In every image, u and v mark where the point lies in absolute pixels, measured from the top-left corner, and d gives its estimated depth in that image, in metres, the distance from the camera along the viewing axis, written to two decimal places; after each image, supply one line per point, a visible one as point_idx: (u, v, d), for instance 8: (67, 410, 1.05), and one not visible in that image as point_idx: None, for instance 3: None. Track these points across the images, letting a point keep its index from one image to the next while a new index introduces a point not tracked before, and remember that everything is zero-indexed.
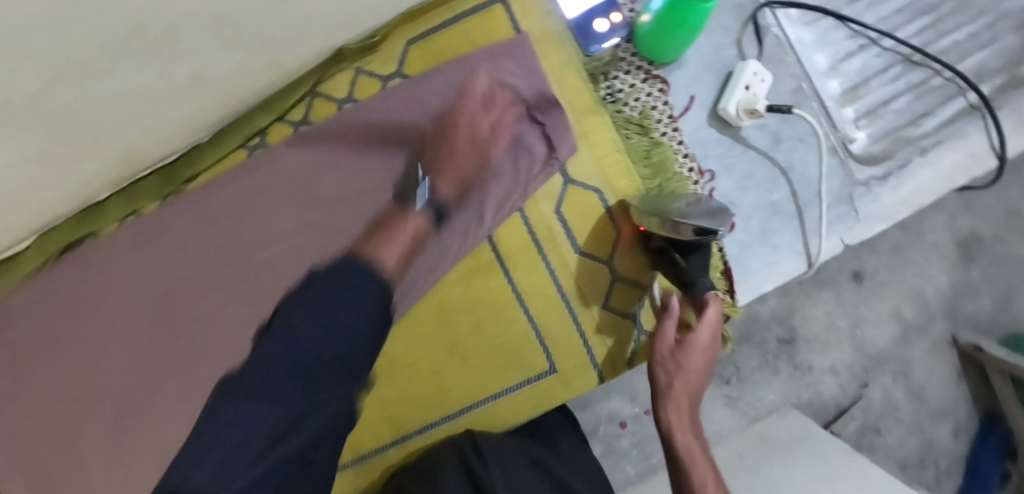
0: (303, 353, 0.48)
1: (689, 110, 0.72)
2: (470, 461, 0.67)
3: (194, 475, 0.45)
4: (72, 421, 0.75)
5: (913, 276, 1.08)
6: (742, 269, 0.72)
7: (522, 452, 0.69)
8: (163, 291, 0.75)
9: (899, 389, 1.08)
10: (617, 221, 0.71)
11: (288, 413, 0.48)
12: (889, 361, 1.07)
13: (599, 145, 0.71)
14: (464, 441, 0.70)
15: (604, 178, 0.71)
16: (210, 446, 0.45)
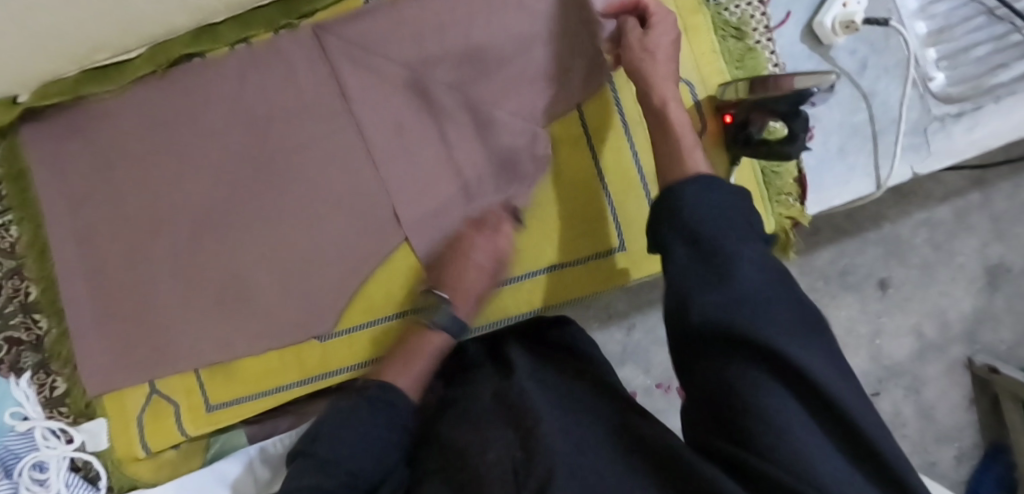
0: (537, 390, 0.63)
1: (785, 24, 0.76)
2: (504, 385, 0.64)
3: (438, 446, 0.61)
4: (148, 232, 0.78)
5: (936, 294, 1.38)
6: (815, 181, 0.76)
7: (552, 377, 0.66)
8: (260, 124, 0.78)
9: (911, 405, 1.38)
10: (703, 113, 0.75)
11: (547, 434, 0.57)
12: (904, 376, 1.38)
13: (697, 42, 0.75)
14: (497, 376, 0.67)
15: (697, 74, 0.75)
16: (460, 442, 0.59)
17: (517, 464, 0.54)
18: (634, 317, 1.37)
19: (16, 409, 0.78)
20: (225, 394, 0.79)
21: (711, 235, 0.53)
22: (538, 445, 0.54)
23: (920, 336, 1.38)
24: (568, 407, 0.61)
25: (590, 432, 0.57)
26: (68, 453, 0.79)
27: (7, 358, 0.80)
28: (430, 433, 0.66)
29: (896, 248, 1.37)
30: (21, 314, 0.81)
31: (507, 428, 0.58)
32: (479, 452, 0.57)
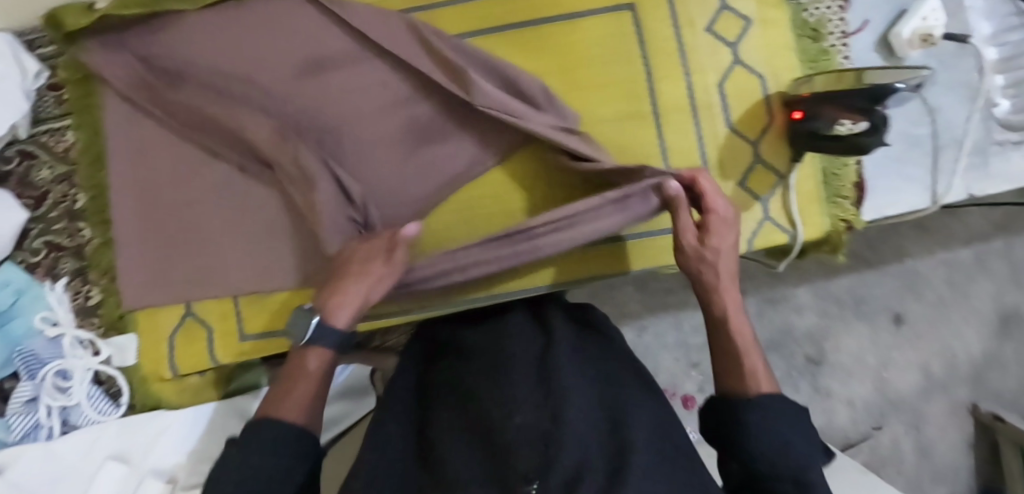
0: (578, 372, 0.60)
1: (861, 32, 0.77)
2: (543, 357, 0.61)
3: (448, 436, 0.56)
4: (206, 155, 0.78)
5: (948, 335, 1.39)
6: (872, 188, 0.77)
7: (589, 366, 0.63)
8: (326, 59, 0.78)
9: (910, 441, 1.37)
10: (770, 109, 0.76)
11: (591, 414, 0.54)
12: (905, 412, 1.37)
13: (774, 38, 0.76)
14: (534, 347, 0.63)
15: (770, 69, 0.76)
16: (491, 406, 0.55)
17: (544, 434, 0.50)
18: (646, 319, 1.35)
19: (47, 313, 0.78)
20: (260, 324, 0.79)
21: (782, 417, 0.57)
22: (568, 423, 0.51)
23: (928, 373, 1.39)
24: (602, 401, 0.58)
25: (625, 425, 0.54)
26: (93, 366, 0.78)
27: (44, 262, 0.80)
28: (444, 396, 0.62)
29: (913, 283, 1.38)
30: (66, 220, 0.81)
31: (538, 395, 0.55)
32: (506, 414, 0.53)
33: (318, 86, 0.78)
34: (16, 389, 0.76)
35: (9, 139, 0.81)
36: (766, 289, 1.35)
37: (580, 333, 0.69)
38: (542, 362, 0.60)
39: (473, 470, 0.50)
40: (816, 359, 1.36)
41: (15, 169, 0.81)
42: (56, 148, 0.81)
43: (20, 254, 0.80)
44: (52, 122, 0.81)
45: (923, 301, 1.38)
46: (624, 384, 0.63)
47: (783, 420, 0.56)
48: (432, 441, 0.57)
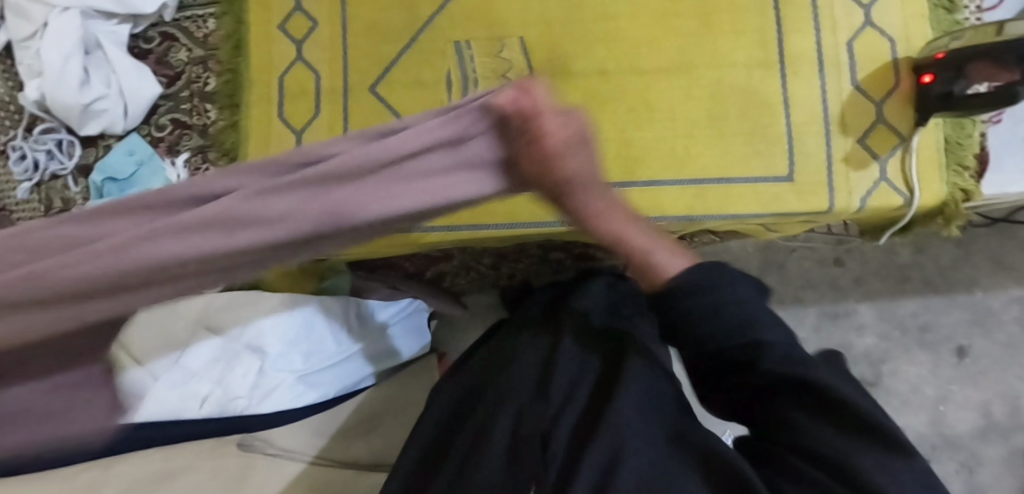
0: (572, 356, 0.62)
1: (995, 9, 0.77)
2: (549, 351, 0.64)
3: (466, 442, 0.61)
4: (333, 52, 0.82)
5: (1014, 378, 1.18)
6: (994, 164, 0.76)
7: (591, 332, 0.65)
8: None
9: (960, 483, 1.17)
10: (897, 72, 0.76)
11: (586, 404, 0.59)
12: (960, 451, 1.17)
13: (910, 3, 0.76)
14: (540, 334, 0.68)
15: (902, 33, 0.76)
16: (494, 412, 0.61)
17: (543, 436, 0.57)
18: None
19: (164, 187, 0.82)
20: None
21: (714, 280, 0.45)
22: (561, 427, 0.56)
23: (987, 415, 1.18)
24: (601, 372, 0.61)
25: (608, 397, 0.57)
26: None
27: (168, 139, 0.84)
28: (467, 386, 0.70)
29: (982, 318, 1.19)
30: (195, 100, 0.84)
31: (537, 394, 0.60)
32: (506, 418, 0.59)
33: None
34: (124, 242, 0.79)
35: (155, 20, 0.85)
36: (828, 303, 1.22)
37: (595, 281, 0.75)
38: (543, 355, 0.64)
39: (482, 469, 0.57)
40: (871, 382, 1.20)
41: (154, 48, 0.85)
42: (196, 34, 0.85)
43: (146, 128, 0.84)
44: (195, 9, 0.85)
45: (992, 336, 1.19)
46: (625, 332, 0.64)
47: (723, 280, 0.45)
48: (453, 438, 0.65)
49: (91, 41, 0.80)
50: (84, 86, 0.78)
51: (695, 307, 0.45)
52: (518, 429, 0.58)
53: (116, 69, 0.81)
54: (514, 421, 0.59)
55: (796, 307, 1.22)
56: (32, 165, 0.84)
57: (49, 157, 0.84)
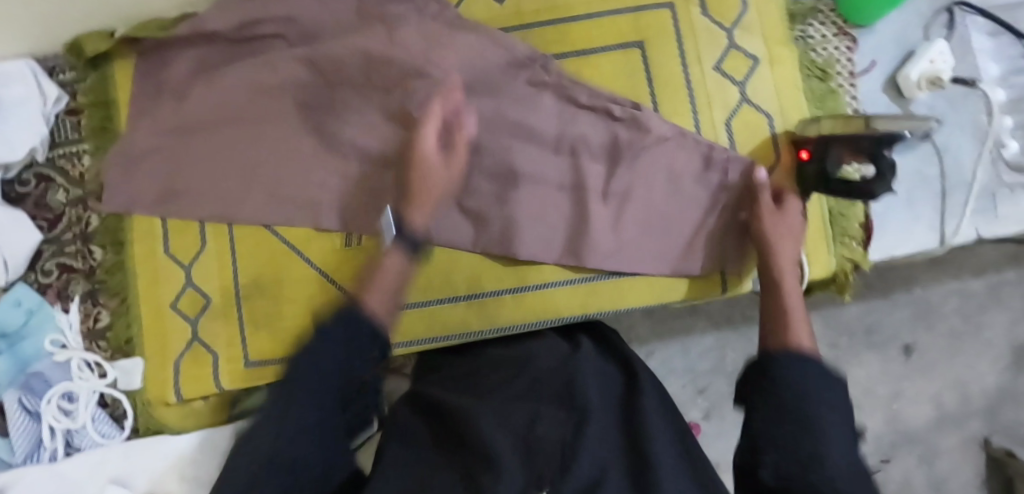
0: (588, 379, 0.62)
1: (869, 71, 0.77)
2: (569, 354, 0.66)
3: (485, 426, 0.56)
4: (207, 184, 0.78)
5: (960, 365, 1.09)
6: (881, 227, 0.77)
7: (611, 382, 0.64)
8: (328, 81, 0.76)
9: (921, 476, 1.08)
10: (778, 147, 0.76)
11: (606, 417, 0.59)
12: (919, 444, 1.08)
13: (783, 76, 0.77)
14: (560, 352, 0.68)
15: (778, 107, 0.76)
16: (498, 420, 0.57)
17: (565, 444, 0.54)
18: (653, 344, 1.22)
19: (58, 336, 0.80)
20: (266, 351, 0.78)
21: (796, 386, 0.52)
22: (588, 437, 0.55)
23: (938, 405, 1.09)
24: (627, 397, 0.63)
25: (640, 429, 0.59)
26: (98, 388, 0.79)
27: (56, 284, 0.82)
28: (455, 368, 0.69)
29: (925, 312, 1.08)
30: (80, 242, 0.82)
31: (567, 407, 0.58)
32: (535, 418, 0.57)
33: (318, 112, 0.77)
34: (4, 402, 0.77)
35: (29, 160, 0.82)
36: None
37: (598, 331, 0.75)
38: (572, 352, 0.67)
39: (505, 445, 0.54)
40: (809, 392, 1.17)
41: (31, 191, 0.83)
42: (72, 172, 0.83)
43: (31, 275, 0.82)
44: (69, 145, 0.83)
45: (934, 326, 1.08)
46: (624, 347, 0.70)
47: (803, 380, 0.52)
48: (462, 416, 0.59)
49: None
50: None
51: (800, 378, 0.52)
52: (544, 433, 0.55)
53: None
54: (536, 424, 0.56)
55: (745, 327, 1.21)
56: None
57: None
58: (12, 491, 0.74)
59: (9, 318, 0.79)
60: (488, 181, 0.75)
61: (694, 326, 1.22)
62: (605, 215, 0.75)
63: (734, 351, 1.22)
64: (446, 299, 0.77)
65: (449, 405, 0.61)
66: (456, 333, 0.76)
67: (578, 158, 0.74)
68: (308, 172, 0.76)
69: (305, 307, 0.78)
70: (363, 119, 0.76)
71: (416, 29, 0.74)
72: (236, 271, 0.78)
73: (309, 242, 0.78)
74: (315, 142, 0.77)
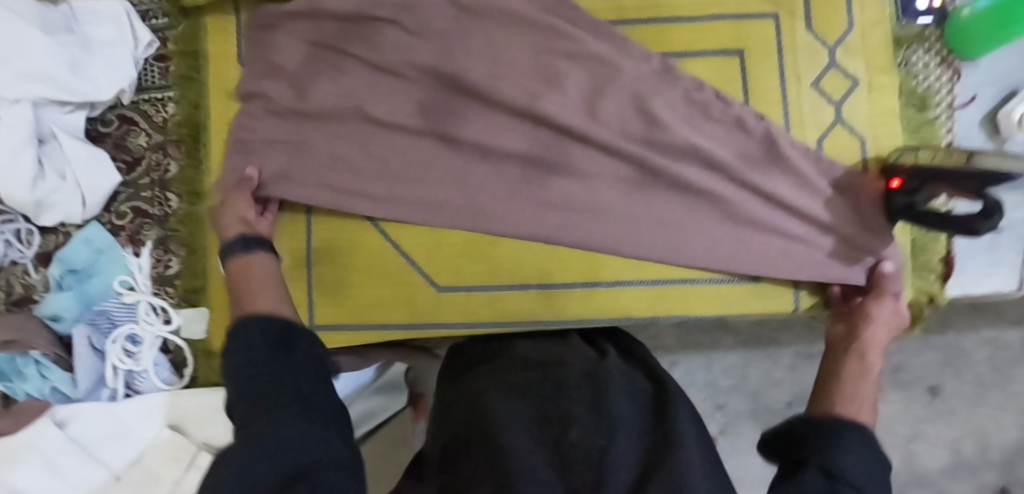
0: (615, 386, 0.60)
1: (967, 106, 0.77)
2: (596, 363, 0.64)
3: (508, 433, 0.54)
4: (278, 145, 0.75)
5: (982, 415, 1.07)
6: (961, 265, 0.76)
7: (635, 389, 0.63)
8: (412, 53, 0.74)
9: None
10: (868, 171, 0.75)
11: (633, 426, 0.56)
12: (928, 485, 1.07)
13: (879, 101, 0.75)
14: (587, 359, 0.66)
15: (872, 132, 0.75)
16: (520, 426, 0.55)
17: (593, 451, 0.51)
18: (677, 355, 1.24)
19: (126, 277, 0.80)
20: (328, 317, 0.78)
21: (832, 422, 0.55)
22: (617, 446, 0.51)
23: (955, 453, 1.07)
24: (651, 408, 0.60)
25: (665, 426, 0.57)
26: (163, 333, 0.80)
27: (129, 227, 0.82)
28: (484, 372, 0.66)
29: (956, 358, 1.07)
30: (156, 188, 0.82)
31: (594, 412, 0.56)
32: (567, 425, 0.54)
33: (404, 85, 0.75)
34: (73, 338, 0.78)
35: (112, 102, 0.83)
36: (803, 345, 1.23)
37: (627, 344, 0.73)
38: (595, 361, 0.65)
39: (532, 454, 0.51)
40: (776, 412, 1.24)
41: (112, 132, 0.83)
42: (155, 117, 0.83)
43: (106, 215, 0.82)
44: (155, 91, 0.83)
45: (963, 373, 1.07)
46: (661, 369, 0.68)
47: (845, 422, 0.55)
48: (485, 417, 0.57)
49: (44, 132, 0.78)
50: (37, 180, 0.76)
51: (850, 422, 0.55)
52: (574, 435, 0.53)
53: (70, 160, 0.78)
54: (566, 428, 0.54)
55: (771, 348, 1.23)
56: None
57: (7, 245, 0.82)
58: (68, 426, 0.76)
59: (80, 255, 0.80)
60: (572, 175, 0.74)
61: (722, 341, 1.23)
62: (671, 227, 0.74)
63: (760, 371, 1.23)
64: (516, 286, 0.76)
65: (471, 412, 0.59)
66: (521, 322, 0.75)
67: (668, 161, 0.73)
68: (387, 142, 0.75)
69: (369, 279, 0.77)
70: (456, 98, 0.75)
71: (517, 18, 0.74)
72: (308, 235, 0.78)
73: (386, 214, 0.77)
74: (394, 113, 0.74)
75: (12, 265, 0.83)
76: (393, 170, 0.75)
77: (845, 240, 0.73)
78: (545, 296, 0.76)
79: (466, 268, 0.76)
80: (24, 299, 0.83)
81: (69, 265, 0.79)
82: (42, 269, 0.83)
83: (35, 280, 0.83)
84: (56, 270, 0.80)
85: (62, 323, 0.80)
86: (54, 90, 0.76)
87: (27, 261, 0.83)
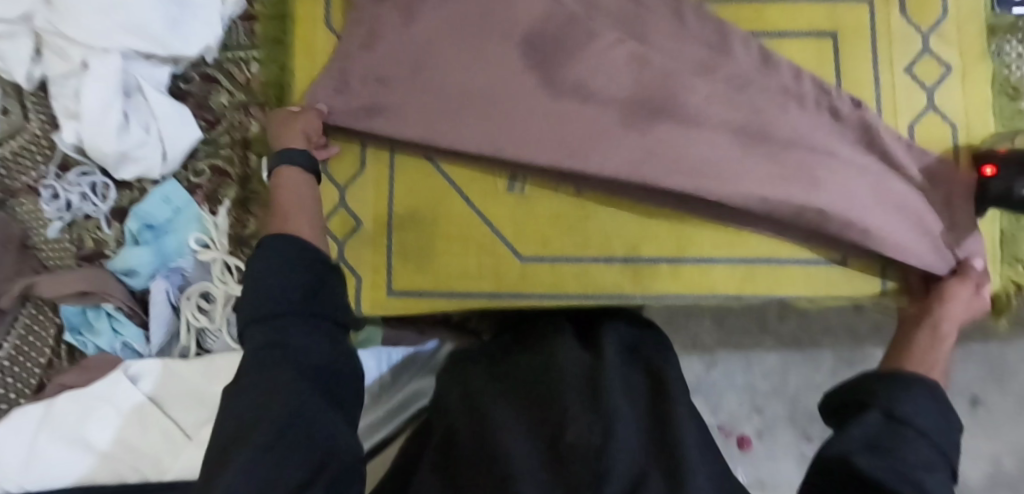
0: (612, 384, 0.59)
1: None
2: (591, 366, 0.63)
3: (506, 447, 0.54)
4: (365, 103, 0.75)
5: None
6: None
7: (632, 391, 0.62)
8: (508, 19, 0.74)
9: None
10: (958, 158, 0.75)
11: (632, 424, 0.55)
12: None
13: (973, 91, 0.76)
14: (583, 362, 0.64)
15: (964, 119, 0.76)
16: (515, 439, 0.55)
17: (592, 448, 0.50)
18: (717, 353, 1.12)
19: (202, 235, 0.79)
20: (409, 283, 0.77)
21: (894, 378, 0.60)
22: (617, 438, 0.51)
23: (996, 466, 1.05)
24: (651, 414, 0.59)
25: (668, 429, 0.56)
26: (236, 292, 0.78)
27: (207, 186, 0.82)
28: (483, 382, 0.66)
29: (1002, 370, 1.06)
30: (238, 148, 0.82)
31: (589, 411, 0.55)
32: (562, 430, 0.54)
33: None
34: (151, 291, 0.78)
35: (196, 60, 0.82)
36: (845, 349, 1.10)
37: (635, 346, 0.71)
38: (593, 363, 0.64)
39: (529, 463, 0.51)
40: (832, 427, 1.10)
41: (194, 90, 0.83)
42: (239, 78, 0.83)
43: (184, 173, 0.82)
44: (239, 51, 0.83)
45: (1009, 386, 1.06)
46: (665, 368, 0.66)
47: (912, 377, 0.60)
48: (485, 429, 0.58)
49: (130, 84, 0.77)
50: (123, 132, 0.76)
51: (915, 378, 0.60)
52: (571, 440, 0.52)
53: (155, 113, 0.78)
54: (564, 433, 0.53)
55: (813, 351, 1.11)
56: (64, 206, 0.80)
57: (83, 199, 0.81)
58: (141, 381, 0.75)
59: (158, 210, 0.79)
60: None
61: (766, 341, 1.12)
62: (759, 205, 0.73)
63: (801, 375, 1.11)
64: (601, 259, 0.76)
65: (466, 428, 0.60)
66: (609, 295, 0.75)
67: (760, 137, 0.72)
68: None
69: (451, 246, 0.77)
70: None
71: None
72: (392, 202, 0.78)
73: (471, 183, 0.77)
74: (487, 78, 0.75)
75: (85, 220, 0.82)
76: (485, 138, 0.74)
77: (934, 227, 0.72)
78: (630, 270, 0.75)
79: (552, 239, 0.76)
80: (94, 254, 0.81)
81: (146, 219, 0.79)
82: (115, 224, 0.82)
83: (107, 235, 0.82)
84: (134, 224, 0.79)
85: (136, 279, 0.79)
86: (144, 41, 0.76)
87: (100, 216, 0.82)
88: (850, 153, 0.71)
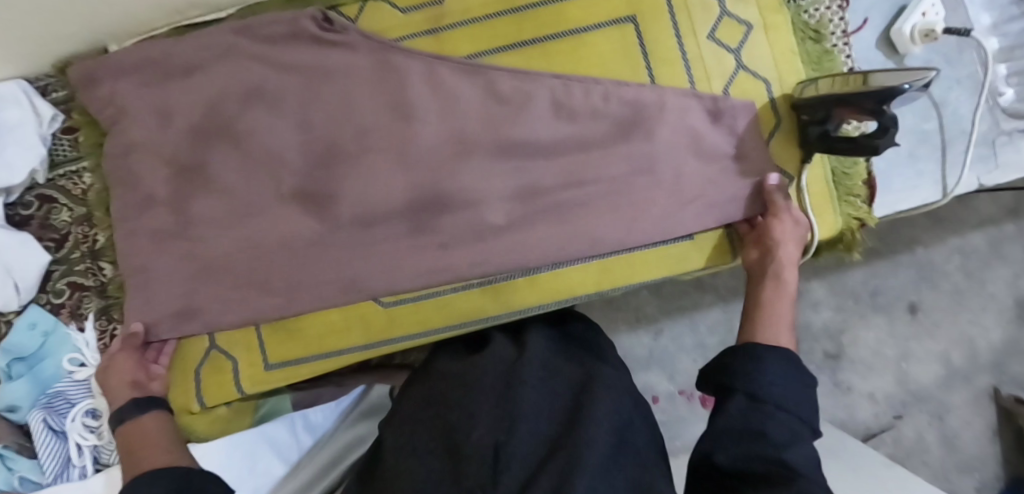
0: (528, 381, 0.63)
1: (861, 30, 0.79)
2: (513, 363, 0.67)
3: (415, 462, 0.59)
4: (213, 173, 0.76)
5: (965, 322, 1.17)
6: (884, 186, 0.79)
7: (555, 376, 0.66)
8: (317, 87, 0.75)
9: (932, 431, 1.16)
10: (778, 111, 0.78)
11: (542, 413, 0.60)
12: (926, 401, 1.16)
13: (778, 42, 0.78)
14: (506, 357, 0.69)
15: (775, 72, 0.78)
16: (427, 448, 0.60)
17: (494, 447, 0.55)
18: (663, 321, 1.16)
19: (75, 355, 0.80)
20: (285, 352, 0.78)
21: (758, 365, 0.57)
22: (512, 441, 0.55)
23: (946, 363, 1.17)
24: (571, 399, 0.63)
25: (579, 413, 0.60)
26: None
27: (69, 303, 0.82)
28: (408, 405, 0.69)
29: (927, 274, 1.16)
30: (88, 260, 0.82)
31: (498, 409, 0.59)
32: (467, 429, 0.58)
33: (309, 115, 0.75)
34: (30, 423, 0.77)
35: (29, 183, 0.82)
36: None
37: (571, 340, 0.74)
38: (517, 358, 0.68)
39: (435, 470, 0.57)
40: (834, 353, 1.17)
41: (35, 213, 0.82)
42: (74, 191, 0.83)
43: (43, 296, 0.81)
44: (67, 164, 0.83)
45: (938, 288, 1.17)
46: (592, 366, 0.68)
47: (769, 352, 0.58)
48: (408, 440, 0.63)
49: None
50: None
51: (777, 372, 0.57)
52: (474, 437, 0.57)
53: None
54: (470, 432, 0.58)
55: None
56: None
57: None
58: None
59: (27, 340, 0.79)
60: (490, 211, 0.76)
61: (703, 300, 1.16)
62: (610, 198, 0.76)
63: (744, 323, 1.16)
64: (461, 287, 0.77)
65: (396, 438, 0.64)
66: (475, 320, 0.77)
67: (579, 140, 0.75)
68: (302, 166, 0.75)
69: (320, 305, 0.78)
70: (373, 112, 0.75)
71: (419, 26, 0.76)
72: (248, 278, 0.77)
73: None
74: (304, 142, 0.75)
75: None
76: (292, 246, 0.76)
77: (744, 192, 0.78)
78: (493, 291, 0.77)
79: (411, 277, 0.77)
80: None
81: (15, 352, 0.78)
82: None
83: None
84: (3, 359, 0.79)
85: (20, 413, 0.79)
86: None
87: None
88: (680, 174, 0.76)
